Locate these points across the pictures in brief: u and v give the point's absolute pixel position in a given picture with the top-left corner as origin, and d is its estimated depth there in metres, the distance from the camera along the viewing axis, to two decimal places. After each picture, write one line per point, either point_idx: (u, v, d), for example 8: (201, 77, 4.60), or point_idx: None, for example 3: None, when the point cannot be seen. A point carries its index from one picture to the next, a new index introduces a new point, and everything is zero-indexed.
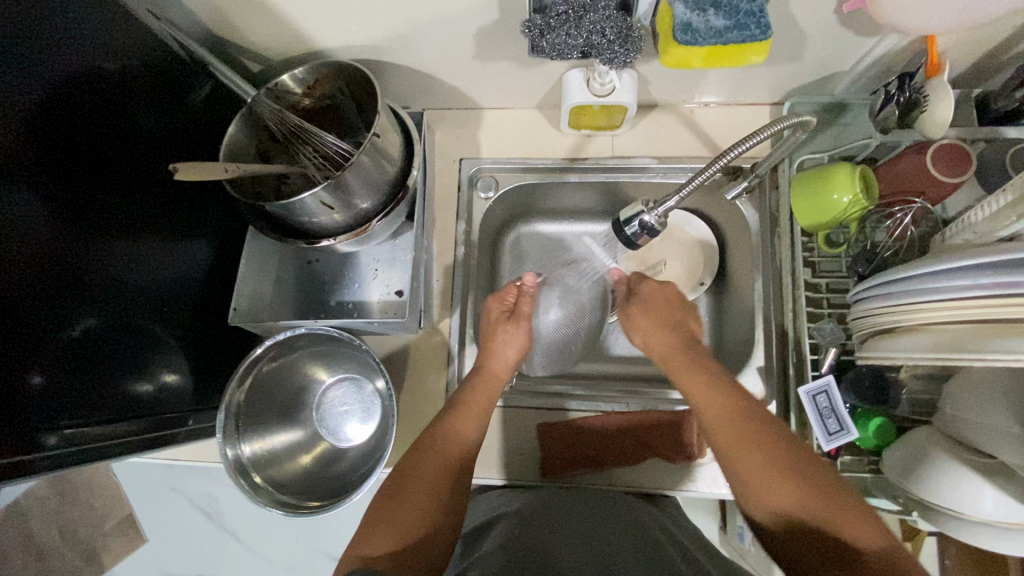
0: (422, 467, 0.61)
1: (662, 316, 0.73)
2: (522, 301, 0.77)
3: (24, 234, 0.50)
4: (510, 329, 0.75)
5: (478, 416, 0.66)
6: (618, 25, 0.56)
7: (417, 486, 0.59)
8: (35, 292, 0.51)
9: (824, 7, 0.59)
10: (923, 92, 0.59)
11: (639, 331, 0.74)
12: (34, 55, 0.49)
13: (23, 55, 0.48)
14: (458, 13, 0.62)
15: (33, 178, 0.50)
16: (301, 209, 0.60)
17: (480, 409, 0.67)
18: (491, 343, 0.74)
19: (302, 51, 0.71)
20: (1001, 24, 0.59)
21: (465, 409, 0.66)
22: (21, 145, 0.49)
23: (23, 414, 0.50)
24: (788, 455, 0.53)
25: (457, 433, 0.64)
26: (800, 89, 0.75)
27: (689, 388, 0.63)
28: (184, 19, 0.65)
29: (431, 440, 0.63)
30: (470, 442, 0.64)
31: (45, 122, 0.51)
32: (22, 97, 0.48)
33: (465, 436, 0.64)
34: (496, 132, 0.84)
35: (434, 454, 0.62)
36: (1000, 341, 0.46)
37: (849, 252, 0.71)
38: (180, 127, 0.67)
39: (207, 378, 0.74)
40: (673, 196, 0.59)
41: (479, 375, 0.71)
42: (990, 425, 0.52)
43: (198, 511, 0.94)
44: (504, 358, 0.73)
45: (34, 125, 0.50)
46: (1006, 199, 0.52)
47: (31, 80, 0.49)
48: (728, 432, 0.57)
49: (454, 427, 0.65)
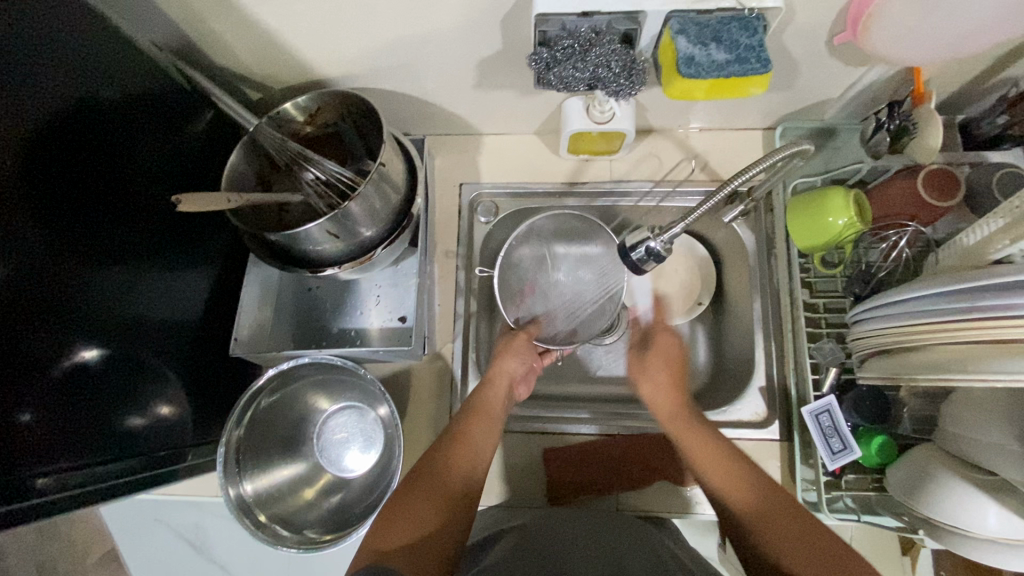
0: (438, 467, 0.57)
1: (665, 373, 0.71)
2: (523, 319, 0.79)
3: (14, 269, 0.48)
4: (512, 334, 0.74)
5: (488, 423, 0.63)
6: (623, 58, 0.57)
7: (430, 484, 0.55)
8: (24, 327, 0.50)
9: (817, 38, 0.61)
10: (911, 120, 0.63)
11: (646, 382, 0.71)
12: (26, 84, 0.48)
13: (18, 83, 0.47)
14: (464, 45, 0.64)
15: (23, 210, 0.49)
16: (306, 238, 0.60)
17: (494, 417, 0.64)
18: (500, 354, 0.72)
19: (304, 80, 0.72)
20: (983, 56, 0.62)
21: (476, 410, 0.64)
22: (11, 177, 0.47)
23: (12, 457, 0.48)
24: (768, 499, 0.53)
25: (466, 441, 0.60)
26: (790, 115, 0.78)
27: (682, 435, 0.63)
28: (190, 50, 0.65)
29: (444, 444, 0.60)
30: (481, 455, 0.60)
31: (38, 153, 0.50)
32: (14, 128, 0.47)
33: (479, 444, 0.61)
34: (496, 157, 0.85)
35: (450, 456, 0.58)
36: (999, 360, 0.47)
37: (845, 272, 0.72)
38: (180, 154, 0.66)
39: (206, 409, 0.72)
40: (679, 222, 0.59)
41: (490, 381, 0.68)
42: (989, 441, 0.54)
43: (186, 544, 0.91)
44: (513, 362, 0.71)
45: (27, 156, 0.49)
46: (999, 223, 0.54)
47: (25, 110, 0.48)
48: (712, 467, 0.58)
49: (467, 435, 0.61)
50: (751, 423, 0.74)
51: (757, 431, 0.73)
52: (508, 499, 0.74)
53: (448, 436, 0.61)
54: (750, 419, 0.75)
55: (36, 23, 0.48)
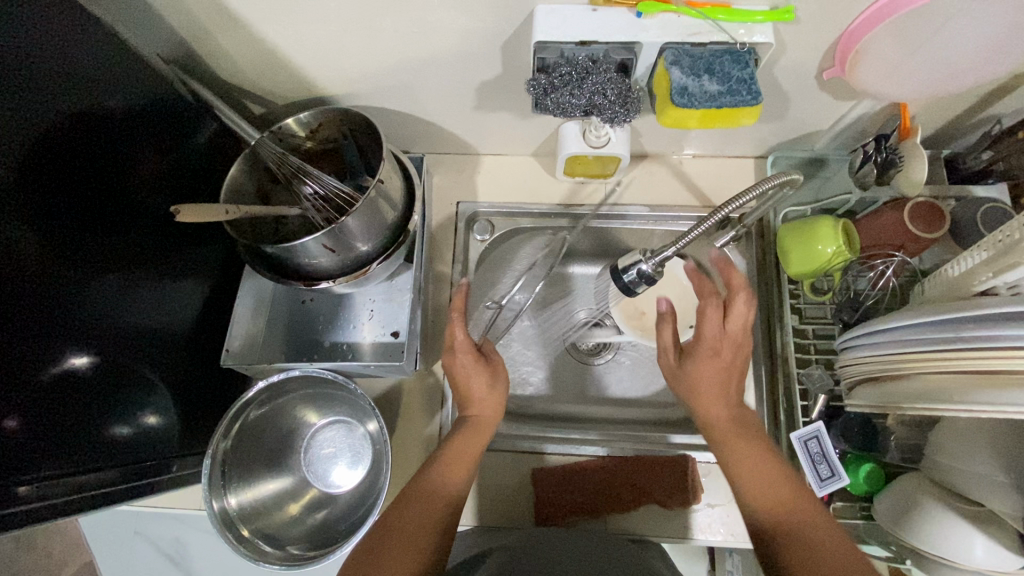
0: (407, 517, 0.56)
1: (723, 383, 0.62)
2: (492, 348, 0.69)
3: (5, 272, 0.48)
4: (488, 376, 0.66)
5: (464, 470, 0.61)
6: (618, 87, 0.58)
7: (399, 536, 0.54)
8: (10, 333, 0.49)
9: (806, 73, 0.63)
10: (898, 153, 0.64)
11: (704, 394, 0.62)
12: (28, 92, 0.48)
13: (16, 90, 0.48)
14: (465, 69, 0.66)
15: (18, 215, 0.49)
16: (301, 251, 0.60)
17: (469, 460, 0.62)
18: (468, 390, 0.66)
19: (308, 97, 0.73)
20: (966, 95, 0.64)
21: (452, 455, 0.62)
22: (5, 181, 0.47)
23: None
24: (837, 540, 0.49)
25: (442, 492, 0.58)
26: (781, 145, 0.80)
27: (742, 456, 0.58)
28: (200, 66, 0.67)
29: (417, 491, 0.58)
30: (458, 496, 0.59)
31: (35, 159, 0.50)
32: (11, 133, 0.47)
33: (454, 487, 0.59)
34: (493, 177, 0.86)
35: (421, 505, 0.57)
36: (983, 392, 0.47)
37: (835, 300, 0.73)
38: (181, 165, 0.67)
39: (193, 420, 0.71)
40: (671, 246, 0.60)
41: (466, 422, 0.65)
42: (977, 472, 0.54)
43: (165, 558, 0.90)
44: (495, 403, 0.66)
45: (25, 162, 0.49)
46: (983, 255, 0.55)
47: (23, 116, 0.48)
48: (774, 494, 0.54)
49: (439, 484, 0.59)
50: None
51: None
52: (497, 520, 0.73)
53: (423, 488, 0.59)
54: None
55: (44, 33, 0.49)
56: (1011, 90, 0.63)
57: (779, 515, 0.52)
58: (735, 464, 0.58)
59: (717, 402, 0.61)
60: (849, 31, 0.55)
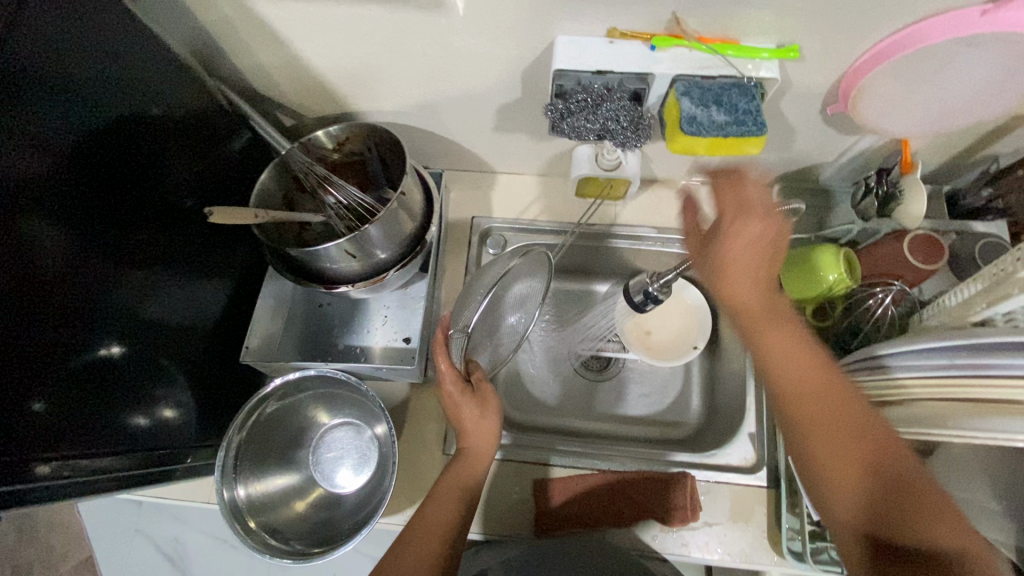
0: (400, 564, 0.58)
1: (756, 263, 0.55)
2: (480, 378, 0.67)
3: (46, 259, 0.50)
4: (477, 408, 0.65)
5: (458, 505, 0.62)
6: (631, 114, 0.61)
7: None
8: (46, 317, 0.51)
9: (812, 107, 0.66)
10: (898, 186, 0.67)
11: (733, 262, 0.55)
12: (81, 89, 0.52)
13: (67, 89, 0.50)
14: (487, 92, 0.69)
15: (62, 208, 0.51)
16: (324, 256, 0.63)
17: (463, 495, 0.63)
18: (462, 426, 0.65)
19: (337, 112, 0.77)
20: (967, 134, 0.67)
21: (442, 496, 0.63)
22: (52, 174, 0.50)
23: (19, 442, 0.48)
24: (866, 430, 0.49)
25: (438, 528, 0.60)
26: (788, 174, 0.83)
27: (773, 336, 0.54)
28: (237, 79, 0.72)
29: (408, 538, 0.60)
30: (453, 536, 0.60)
31: (79, 158, 0.52)
32: (59, 132, 0.50)
33: (446, 529, 0.60)
34: (507, 195, 0.90)
35: (414, 552, 0.59)
36: (978, 419, 0.49)
37: (836, 327, 0.75)
38: (213, 170, 0.71)
39: (208, 414, 0.74)
40: (672, 271, 0.68)
41: (458, 456, 0.66)
42: (973, 501, 0.56)
43: (163, 557, 0.92)
44: (487, 434, 0.65)
45: (71, 154, 0.51)
46: (978, 287, 0.57)
47: (74, 113, 0.51)
48: (804, 382, 0.52)
49: (429, 526, 0.61)
50: (740, 468, 0.75)
51: (746, 477, 0.73)
52: (497, 530, 0.74)
53: (421, 523, 0.61)
54: (738, 465, 0.75)
55: (96, 34, 0.52)
56: (1008, 131, 0.65)
57: (803, 401, 0.51)
58: (762, 347, 0.54)
59: (744, 285, 0.54)
60: (852, 70, 0.59)
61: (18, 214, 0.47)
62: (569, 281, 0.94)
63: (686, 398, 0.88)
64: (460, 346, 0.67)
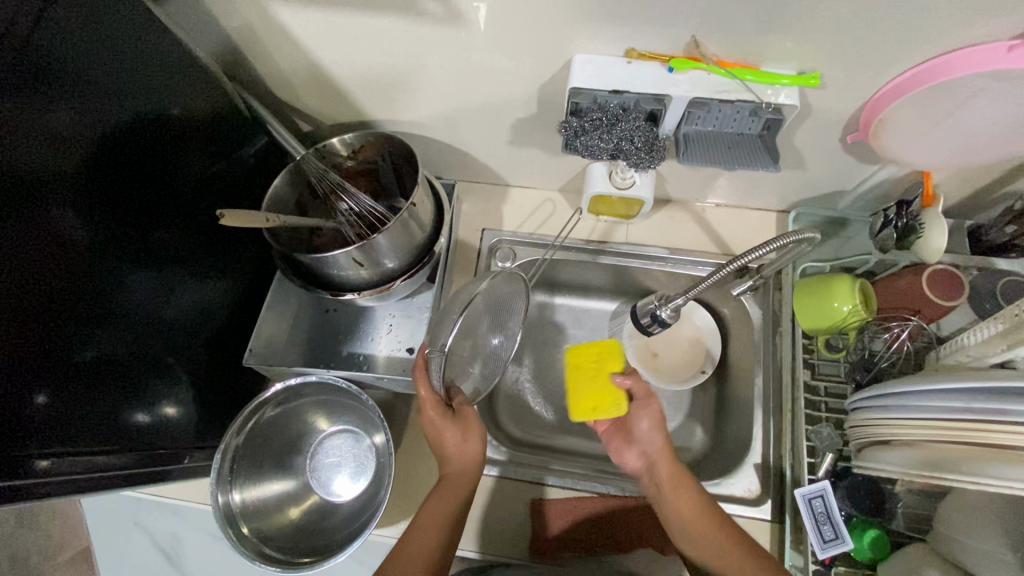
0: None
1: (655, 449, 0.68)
2: (463, 401, 0.67)
3: (59, 258, 0.50)
4: (459, 430, 0.64)
5: (440, 529, 0.60)
6: (646, 135, 0.60)
7: None
8: (56, 314, 0.51)
9: (830, 135, 0.65)
10: (920, 219, 0.65)
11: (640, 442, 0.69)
12: (105, 89, 0.53)
13: (92, 88, 0.51)
14: (503, 107, 0.69)
15: (75, 210, 0.51)
16: (331, 263, 0.63)
17: (445, 520, 0.61)
18: (444, 449, 0.64)
19: (353, 119, 0.78)
20: (990, 168, 0.66)
21: (426, 518, 0.61)
22: (71, 175, 0.50)
23: (20, 438, 0.48)
24: None
25: (421, 551, 0.59)
26: (805, 201, 0.81)
27: (678, 498, 0.65)
28: (258, 84, 0.73)
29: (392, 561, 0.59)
30: (435, 560, 0.58)
31: (96, 159, 0.53)
32: (82, 129, 0.51)
33: (428, 551, 0.59)
34: (518, 208, 0.89)
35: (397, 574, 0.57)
36: (995, 466, 0.47)
37: (849, 358, 0.73)
38: (229, 173, 0.72)
39: (208, 414, 0.74)
40: (681, 295, 0.68)
41: (441, 479, 0.64)
42: (986, 550, 0.53)
43: (157, 552, 0.91)
44: (472, 456, 0.64)
45: (92, 151, 0.52)
46: (999, 327, 0.55)
47: (97, 111, 0.52)
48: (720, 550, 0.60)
49: (413, 546, 0.59)
50: (743, 499, 0.72)
51: (751, 510, 0.71)
52: (491, 550, 0.72)
53: (407, 542, 0.60)
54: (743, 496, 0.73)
55: (125, 37, 0.53)
56: None
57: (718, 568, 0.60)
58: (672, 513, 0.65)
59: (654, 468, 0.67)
60: (876, 98, 0.58)
61: (36, 209, 0.48)
62: (578, 299, 0.94)
63: (692, 423, 0.86)
64: (440, 367, 0.63)
